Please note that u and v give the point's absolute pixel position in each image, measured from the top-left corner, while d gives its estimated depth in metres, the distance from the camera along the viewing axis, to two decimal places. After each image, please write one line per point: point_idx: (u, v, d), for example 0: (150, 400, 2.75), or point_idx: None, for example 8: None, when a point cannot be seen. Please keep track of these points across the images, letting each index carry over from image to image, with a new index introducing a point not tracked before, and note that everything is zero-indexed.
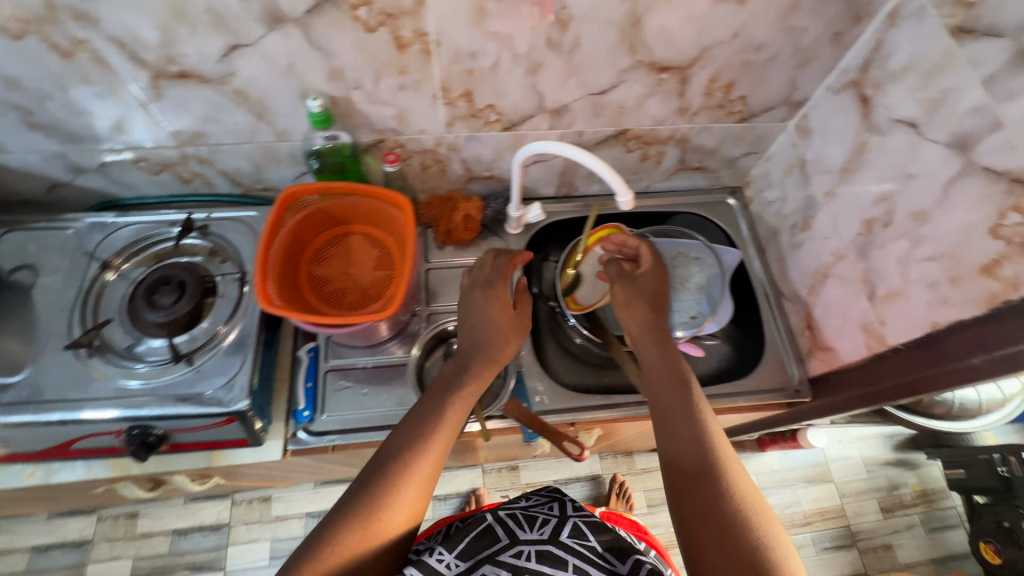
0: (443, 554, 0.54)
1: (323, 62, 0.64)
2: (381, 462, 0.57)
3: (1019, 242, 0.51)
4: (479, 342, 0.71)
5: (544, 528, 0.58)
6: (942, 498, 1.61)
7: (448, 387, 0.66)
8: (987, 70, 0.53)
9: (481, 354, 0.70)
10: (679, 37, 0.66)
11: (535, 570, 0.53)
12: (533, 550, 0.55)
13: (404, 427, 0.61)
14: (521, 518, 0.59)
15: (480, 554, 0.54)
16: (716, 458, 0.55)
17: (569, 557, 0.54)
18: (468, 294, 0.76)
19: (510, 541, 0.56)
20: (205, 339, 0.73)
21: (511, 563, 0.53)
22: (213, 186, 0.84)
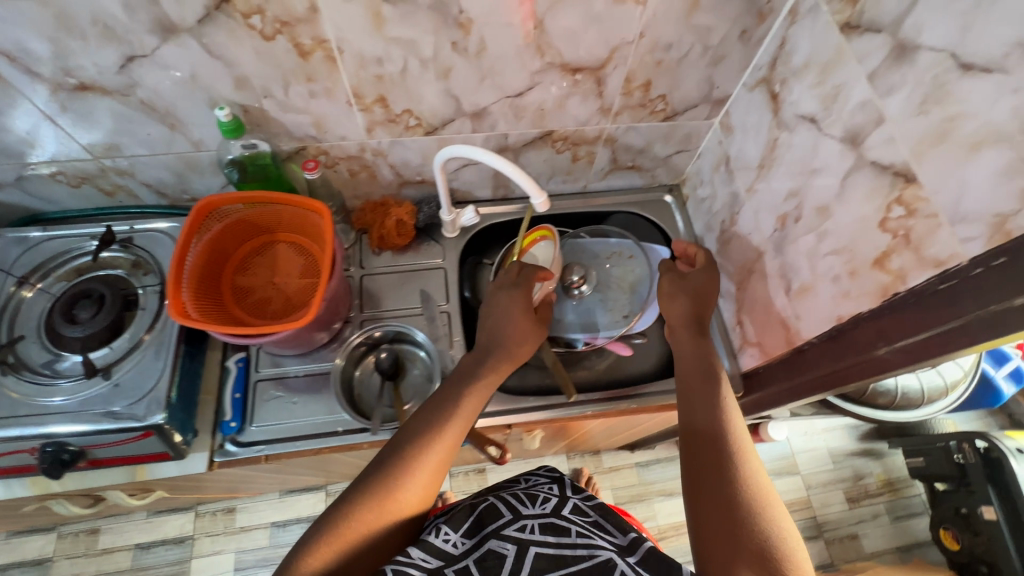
0: (449, 533, 0.55)
1: (226, 71, 0.63)
2: (402, 447, 0.60)
3: (904, 235, 0.51)
4: (501, 338, 0.72)
5: (545, 505, 0.60)
6: (906, 486, 1.59)
7: (469, 378, 0.68)
8: (870, 65, 0.53)
9: (502, 350, 0.71)
10: (584, 38, 0.66)
11: (538, 541, 0.54)
12: (536, 524, 0.56)
13: (420, 413, 0.64)
14: (522, 497, 0.61)
15: (486, 529, 0.56)
16: (740, 451, 0.60)
17: (571, 526, 0.56)
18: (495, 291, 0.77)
19: (513, 516, 0.57)
20: (124, 352, 0.72)
21: (516, 536, 0.54)
22: (139, 197, 0.83)
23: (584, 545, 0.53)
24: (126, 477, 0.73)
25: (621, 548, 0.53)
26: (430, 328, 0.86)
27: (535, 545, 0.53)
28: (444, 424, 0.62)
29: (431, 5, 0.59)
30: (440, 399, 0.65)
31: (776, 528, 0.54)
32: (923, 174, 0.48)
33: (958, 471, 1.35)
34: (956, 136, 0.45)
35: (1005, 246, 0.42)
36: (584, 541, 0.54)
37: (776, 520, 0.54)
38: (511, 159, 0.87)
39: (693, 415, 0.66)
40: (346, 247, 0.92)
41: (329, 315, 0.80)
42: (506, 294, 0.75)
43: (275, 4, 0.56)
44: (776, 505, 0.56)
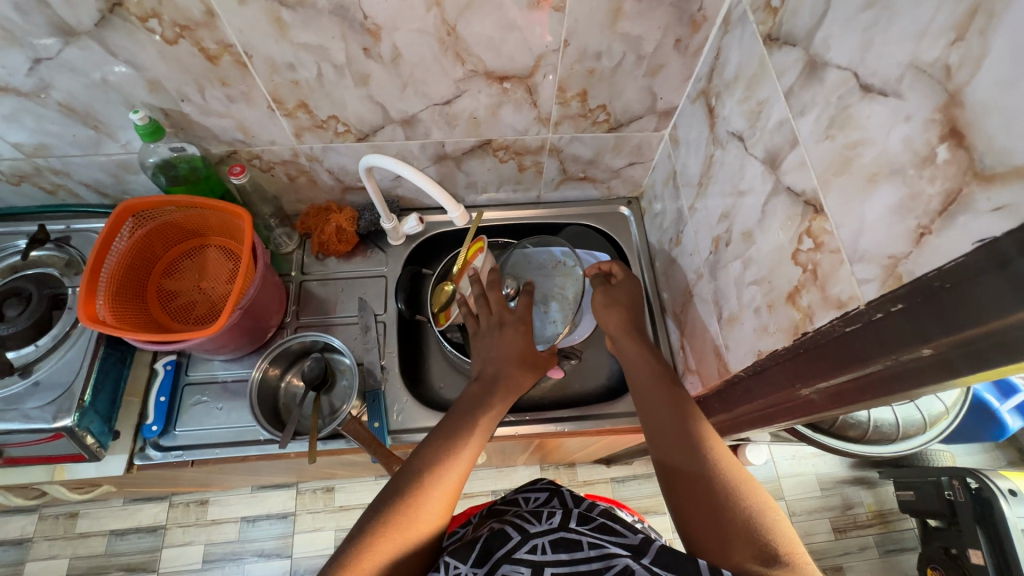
0: (458, 567, 0.48)
1: (138, 75, 0.63)
2: (416, 463, 0.58)
3: (812, 270, 0.47)
4: (504, 369, 0.69)
5: (552, 518, 0.54)
6: (899, 519, 1.45)
7: (481, 395, 0.67)
8: (787, 82, 0.49)
9: (507, 377, 0.69)
10: (504, 45, 0.63)
11: (553, 561, 0.48)
12: (546, 542, 0.50)
13: (433, 435, 0.62)
14: (526, 515, 0.55)
15: (496, 556, 0.49)
16: (708, 442, 0.56)
17: (583, 537, 0.50)
18: (489, 327, 0.75)
19: (522, 537, 0.51)
20: (44, 352, 0.72)
21: (529, 560, 0.48)
22: (81, 196, 0.84)
23: (600, 557, 0.47)
24: (46, 476, 0.74)
25: (634, 551, 0.47)
26: (363, 338, 0.84)
27: (551, 567, 0.47)
28: (456, 438, 0.61)
29: (333, 10, 0.57)
30: (456, 415, 0.64)
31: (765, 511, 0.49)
32: (828, 205, 0.44)
33: (947, 508, 1.23)
34: (857, 165, 0.40)
35: (898, 291, 0.37)
36: (598, 550, 0.48)
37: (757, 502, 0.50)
38: (453, 167, 0.84)
39: (657, 422, 0.61)
40: (290, 250, 0.91)
41: (257, 322, 0.79)
42: (505, 327, 0.73)
43: (169, 8, 0.55)
44: (758, 487, 0.52)
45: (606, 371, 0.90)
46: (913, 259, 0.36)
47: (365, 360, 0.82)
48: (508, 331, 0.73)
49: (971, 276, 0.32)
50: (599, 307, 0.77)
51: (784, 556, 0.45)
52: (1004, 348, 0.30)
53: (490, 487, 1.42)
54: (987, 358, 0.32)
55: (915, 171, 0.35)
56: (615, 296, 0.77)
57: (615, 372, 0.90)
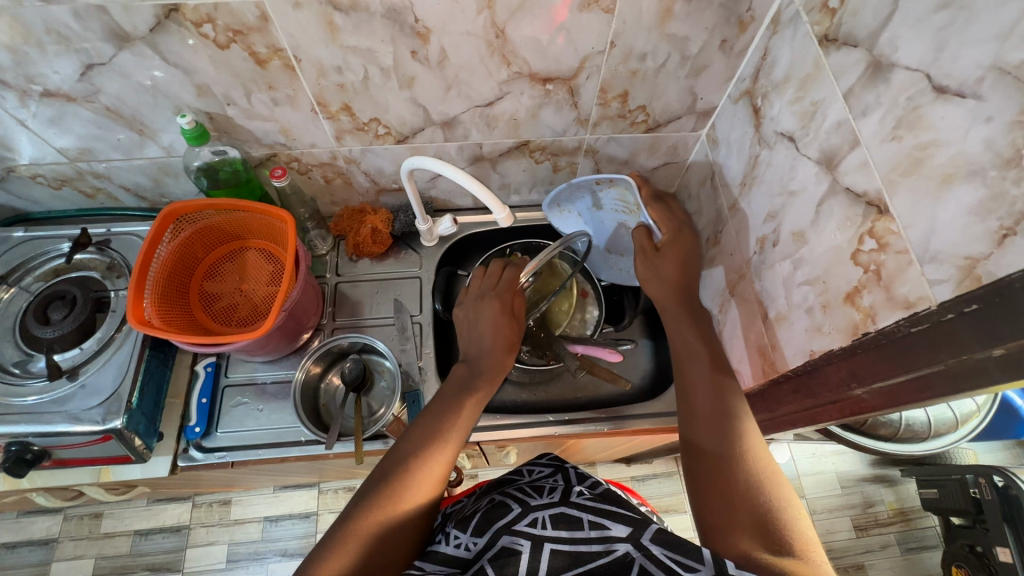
0: (459, 536, 0.53)
1: (186, 79, 0.64)
2: (398, 456, 0.59)
3: (874, 270, 0.47)
4: (484, 351, 0.73)
5: (554, 493, 0.56)
6: (920, 517, 1.43)
7: (461, 392, 0.68)
8: (846, 83, 0.49)
9: (477, 362, 0.72)
10: (551, 48, 0.63)
11: (552, 535, 0.50)
12: (547, 516, 0.52)
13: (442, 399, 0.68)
14: (529, 489, 0.58)
15: (496, 526, 0.52)
16: (741, 433, 0.56)
17: (583, 515, 0.52)
18: (473, 304, 0.77)
19: (522, 509, 0.54)
20: (90, 354, 0.73)
21: (528, 532, 0.51)
22: (119, 199, 0.85)
23: (600, 538, 0.49)
24: (91, 478, 0.76)
25: (633, 530, 0.49)
26: (400, 338, 0.84)
27: (550, 540, 0.50)
28: (449, 418, 0.64)
29: (385, 14, 0.57)
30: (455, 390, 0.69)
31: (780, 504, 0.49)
32: (895, 205, 0.44)
33: (972, 506, 1.20)
34: (928, 166, 0.40)
35: (974, 292, 0.37)
36: (599, 532, 0.50)
37: (771, 491, 0.50)
38: (488, 168, 0.84)
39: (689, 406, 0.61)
40: (324, 252, 0.92)
41: (296, 324, 0.80)
42: (484, 301, 0.76)
43: (224, 13, 0.56)
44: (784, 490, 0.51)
45: (639, 371, 0.90)
46: (993, 260, 0.36)
47: (402, 361, 0.82)
48: (486, 321, 0.74)
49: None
50: (646, 282, 0.75)
51: (794, 549, 0.45)
52: None
53: None
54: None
55: (997, 172, 0.35)
56: (661, 270, 0.73)
57: (649, 373, 0.90)
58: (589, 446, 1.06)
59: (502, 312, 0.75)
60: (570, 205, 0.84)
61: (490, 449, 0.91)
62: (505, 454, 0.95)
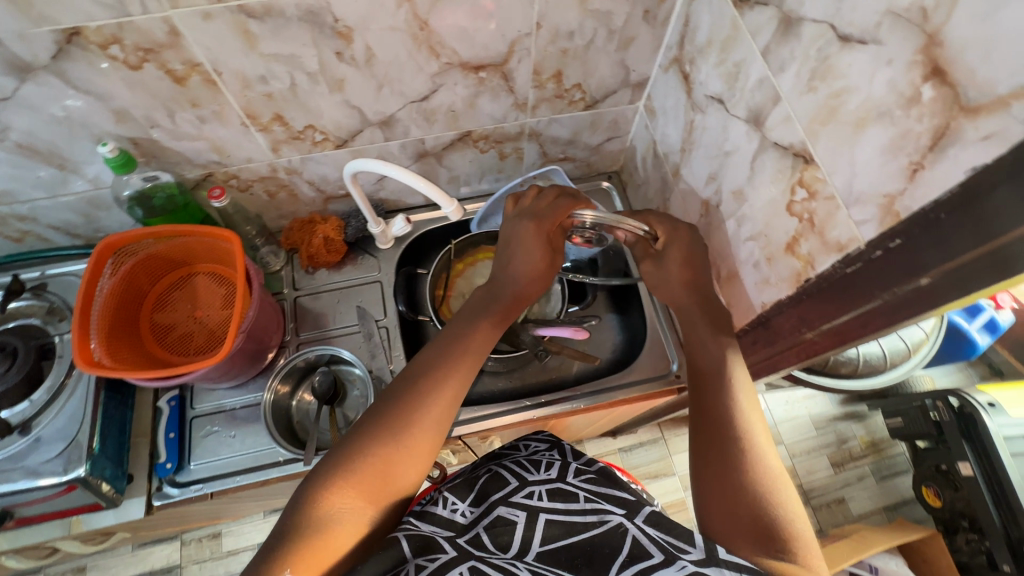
0: (456, 503, 0.54)
1: (102, 106, 0.61)
2: (416, 371, 0.59)
3: (808, 219, 0.49)
4: (514, 268, 0.70)
5: (551, 470, 0.57)
6: (890, 446, 1.51)
7: (485, 306, 0.67)
8: (763, 40, 0.50)
9: (514, 288, 0.69)
10: (478, 35, 0.63)
11: (548, 507, 0.52)
12: (543, 490, 0.54)
13: (466, 312, 0.67)
14: (525, 463, 0.58)
15: (492, 498, 0.54)
16: (747, 433, 0.52)
17: (580, 491, 0.53)
18: (508, 222, 0.72)
19: (519, 483, 0.55)
20: (41, 406, 0.69)
21: (525, 503, 0.52)
22: (50, 240, 0.80)
23: (595, 511, 0.51)
24: (63, 531, 0.72)
25: (627, 510, 0.50)
26: (368, 345, 0.83)
27: (545, 511, 0.51)
28: (471, 330, 0.64)
29: (302, 16, 0.55)
30: (480, 302, 0.68)
31: (783, 506, 0.47)
32: (818, 154, 0.46)
33: (934, 429, 1.27)
34: (843, 112, 0.42)
35: (896, 227, 0.40)
36: (594, 506, 0.51)
37: (779, 495, 0.48)
38: (434, 163, 0.84)
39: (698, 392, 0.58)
40: (278, 268, 0.89)
41: (258, 345, 0.78)
42: (524, 220, 0.69)
43: (131, 32, 0.53)
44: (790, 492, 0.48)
45: (609, 346, 0.92)
46: (908, 195, 0.38)
47: (373, 367, 0.81)
48: (519, 240, 0.69)
49: (983, 191, 0.33)
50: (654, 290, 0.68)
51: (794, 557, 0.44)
52: (1004, 263, 0.34)
53: None
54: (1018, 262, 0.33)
55: (902, 112, 0.37)
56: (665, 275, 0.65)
57: (620, 345, 0.91)
58: (572, 425, 1.07)
59: (537, 236, 0.68)
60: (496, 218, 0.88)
61: (474, 441, 0.91)
62: (489, 443, 0.96)
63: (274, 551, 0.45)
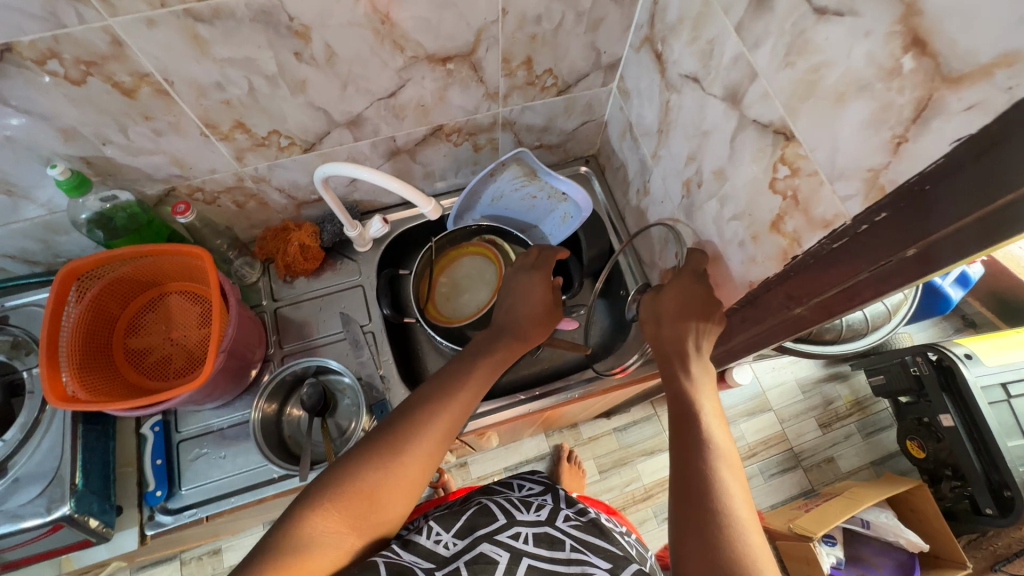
0: (440, 535, 0.54)
1: (46, 125, 0.57)
2: (421, 395, 0.58)
3: (792, 196, 0.49)
4: (517, 312, 0.72)
5: (541, 511, 0.58)
6: (874, 403, 1.55)
7: (490, 344, 0.67)
8: (736, 16, 0.49)
9: (516, 328, 0.70)
10: (442, 25, 0.60)
11: (532, 550, 0.52)
12: (530, 533, 0.54)
13: (473, 350, 0.67)
14: (516, 503, 0.60)
15: (477, 533, 0.54)
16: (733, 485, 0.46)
17: (566, 538, 0.54)
18: (515, 274, 0.77)
19: (507, 521, 0.56)
20: (15, 445, 0.66)
21: (509, 543, 0.52)
22: (8, 270, 0.76)
23: (579, 561, 0.50)
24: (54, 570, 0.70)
25: (614, 564, 0.50)
26: (355, 351, 0.81)
27: (528, 555, 0.51)
28: (475, 363, 0.63)
29: (254, 17, 0.52)
30: (487, 342, 0.68)
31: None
32: (799, 131, 0.45)
33: (915, 383, 1.30)
34: (822, 87, 0.42)
35: (882, 202, 0.39)
36: (578, 555, 0.51)
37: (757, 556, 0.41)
38: (408, 160, 0.81)
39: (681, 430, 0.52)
40: (255, 280, 0.86)
41: (241, 361, 0.75)
42: (532, 273, 0.76)
43: (69, 44, 0.50)
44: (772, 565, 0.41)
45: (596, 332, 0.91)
46: (893, 168, 0.38)
47: (362, 374, 0.80)
48: (528, 288, 0.74)
49: (967, 161, 0.33)
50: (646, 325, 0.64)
51: None
52: (998, 227, 0.33)
53: (500, 465, 1.43)
54: (1011, 223, 0.32)
55: (883, 84, 0.37)
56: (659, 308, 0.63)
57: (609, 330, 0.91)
58: (565, 413, 1.08)
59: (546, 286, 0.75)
60: (472, 212, 0.89)
61: (471, 438, 0.91)
62: (487, 438, 0.95)
63: (252, 567, 0.44)
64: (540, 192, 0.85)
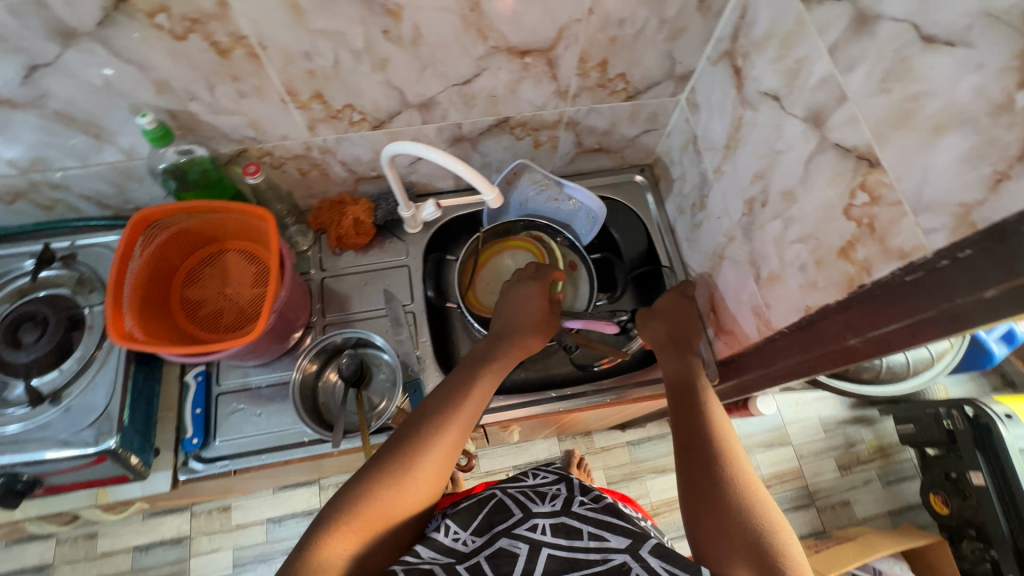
0: (458, 532, 0.54)
1: (142, 75, 0.59)
2: (426, 412, 0.60)
3: (867, 224, 0.48)
4: (519, 321, 0.73)
5: (556, 501, 0.57)
6: (898, 451, 1.51)
7: (492, 352, 0.70)
8: (831, 37, 0.49)
9: (512, 335, 0.72)
10: (527, 19, 0.61)
11: (550, 541, 0.51)
12: (547, 524, 0.53)
13: (473, 360, 0.69)
14: (530, 494, 0.59)
15: (496, 529, 0.54)
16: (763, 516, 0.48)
17: (583, 526, 0.52)
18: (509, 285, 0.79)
19: (523, 515, 0.55)
20: (71, 376, 0.69)
21: (528, 536, 0.52)
22: (79, 210, 0.79)
23: (598, 549, 0.49)
24: (90, 501, 0.73)
25: (633, 541, 0.49)
26: (395, 328, 0.83)
27: (548, 545, 0.50)
28: (477, 374, 0.66)
29: None
30: (487, 351, 0.70)
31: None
32: (885, 159, 0.45)
33: (947, 437, 1.26)
34: (919, 117, 0.41)
35: (970, 238, 0.39)
36: (598, 543, 0.50)
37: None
38: (469, 148, 0.82)
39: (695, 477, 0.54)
40: (305, 249, 0.89)
41: (287, 324, 0.77)
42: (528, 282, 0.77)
43: (178, 1, 0.52)
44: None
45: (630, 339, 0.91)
46: (988, 206, 0.37)
47: (400, 353, 0.81)
48: (525, 299, 0.75)
49: None
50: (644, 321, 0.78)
51: None
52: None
53: (510, 463, 1.43)
54: None
55: (989, 120, 0.36)
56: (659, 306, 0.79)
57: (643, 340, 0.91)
58: (581, 419, 1.07)
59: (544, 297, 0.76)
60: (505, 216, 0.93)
61: (494, 430, 0.92)
62: (508, 432, 0.95)
63: None
64: (560, 195, 0.87)
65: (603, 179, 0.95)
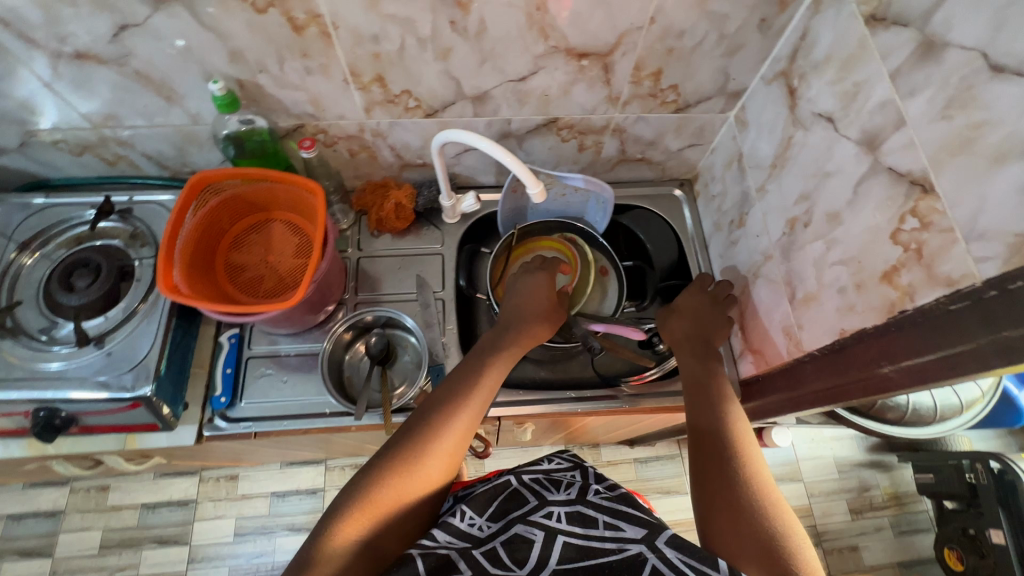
0: (474, 518, 0.54)
1: (220, 44, 0.63)
2: (435, 399, 0.61)
3: (915, 249, 0.48)
4: (526, 311, 0.75)
5: (571, 489, 0.57)
6: (913, 502, 1.46)
7: (504, 340, 0.71)
8: (894, 62, 0.49)
9: (518, 322, 0.74)
10: (590, 23, 0.63)
11: (566, 529, 0.51)
12: (562, 512, 0.54)
13: (484, 347, 0.70)
14: (545, 482, 0.59)
15: (511, 516, 0.54)
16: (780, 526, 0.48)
17: (599, 515, 0.53)
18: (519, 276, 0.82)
19: (539, 502, 0.56)
20: (116, 322, 0.73)
21: (543, 522, 0.52)
22: (140, 168, 0.83)
23: (614, 539, 0.50)
24: (119, 445, 0.75)
25: (648, 532, 0.50)
26: (424, 313, 0.84)
27: (564, 533, 0.51)
28: (486, 361, 0.67)
29: None
30: (495, 339, 0.71)
31: None
32: (941, 185, 0.45)
33: (968, 491, 1.22)
34: (980, 145, 0.41)
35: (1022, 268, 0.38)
36: (613, 532, 0.50)
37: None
38: (515, 145, 0.84)
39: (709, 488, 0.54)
40: (345, 228, 0.91)
41: (321, 297, 0.80)
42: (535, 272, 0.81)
43: None
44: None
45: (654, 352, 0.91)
46: None
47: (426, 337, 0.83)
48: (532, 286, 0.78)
49: None
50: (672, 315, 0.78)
51: None
52: None
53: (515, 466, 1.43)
54: None
55: None
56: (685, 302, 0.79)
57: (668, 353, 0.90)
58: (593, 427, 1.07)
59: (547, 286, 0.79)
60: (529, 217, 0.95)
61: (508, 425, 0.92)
62: (521, 429, 0.96)
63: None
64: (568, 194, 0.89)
65: (641, 189, 0.96)
